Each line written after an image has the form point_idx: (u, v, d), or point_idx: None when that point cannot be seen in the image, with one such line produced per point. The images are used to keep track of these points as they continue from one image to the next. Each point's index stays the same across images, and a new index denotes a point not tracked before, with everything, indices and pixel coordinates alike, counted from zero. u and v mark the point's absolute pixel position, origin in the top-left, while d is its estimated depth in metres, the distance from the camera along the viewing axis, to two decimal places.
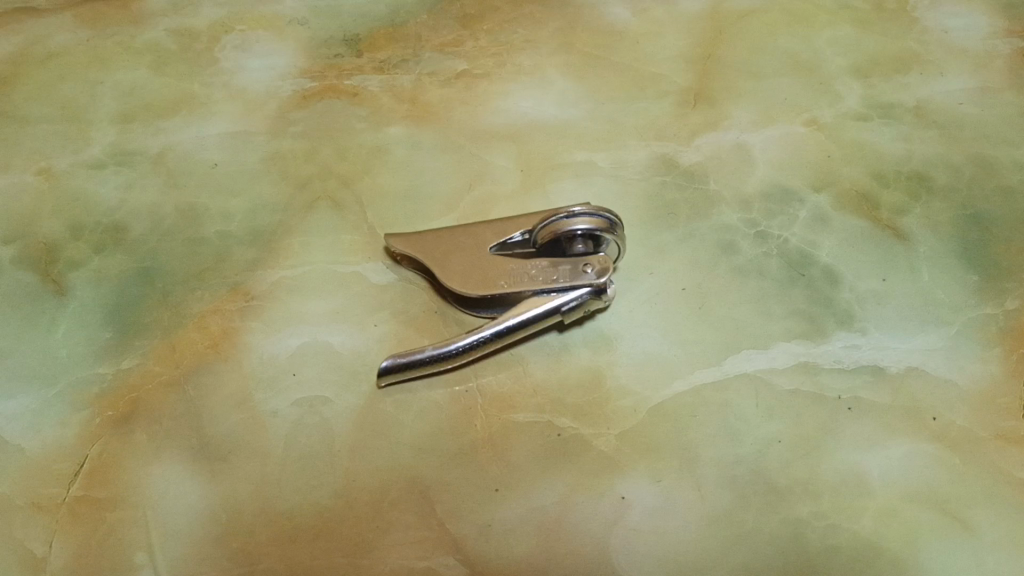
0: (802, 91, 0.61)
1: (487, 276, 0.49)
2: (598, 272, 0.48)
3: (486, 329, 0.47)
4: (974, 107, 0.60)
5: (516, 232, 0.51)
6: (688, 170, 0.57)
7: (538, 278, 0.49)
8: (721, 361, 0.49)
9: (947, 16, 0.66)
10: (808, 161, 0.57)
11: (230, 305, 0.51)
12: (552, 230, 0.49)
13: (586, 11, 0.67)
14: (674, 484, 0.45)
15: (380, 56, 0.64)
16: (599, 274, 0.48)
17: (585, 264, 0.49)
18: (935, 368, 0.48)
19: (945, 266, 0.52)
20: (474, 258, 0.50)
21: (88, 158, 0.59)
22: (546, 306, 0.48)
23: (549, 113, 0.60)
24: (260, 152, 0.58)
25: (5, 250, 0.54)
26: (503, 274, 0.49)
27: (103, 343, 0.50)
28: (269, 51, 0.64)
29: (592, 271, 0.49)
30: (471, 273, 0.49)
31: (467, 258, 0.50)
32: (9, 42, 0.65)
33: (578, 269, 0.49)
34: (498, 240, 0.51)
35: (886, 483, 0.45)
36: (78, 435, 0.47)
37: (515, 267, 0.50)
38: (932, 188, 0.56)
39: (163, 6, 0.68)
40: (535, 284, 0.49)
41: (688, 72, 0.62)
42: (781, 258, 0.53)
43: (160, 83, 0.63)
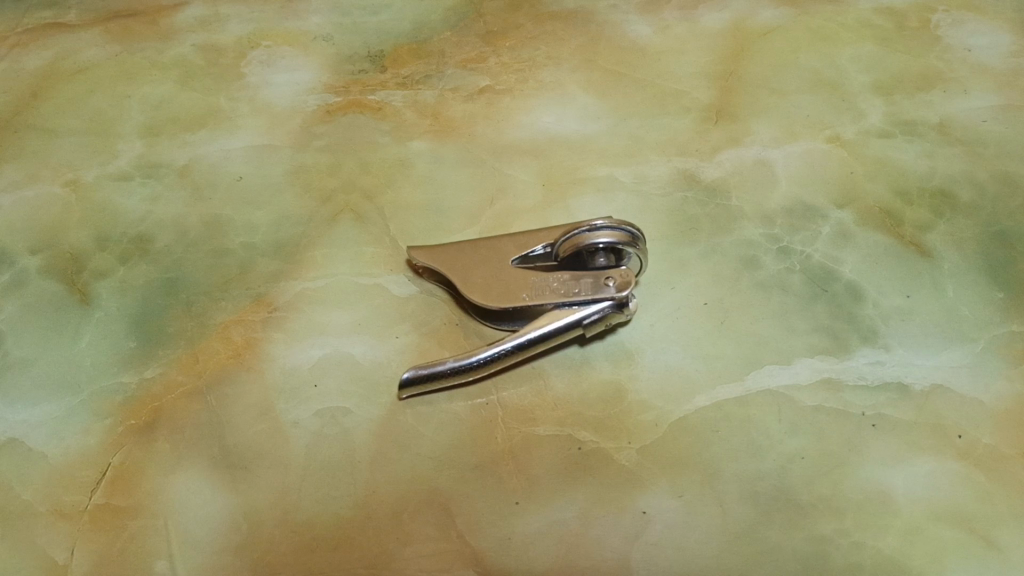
0: (824, 108, 0.61)
1: (510, 288, 0.49)
2: (620, 286, 0.49)
3: (507, 341, 0.47)
4: (998, 125, 0.60)
5: (538, 244, 0.51)
6: (709, 185, 0.57)
7: (560, 291, 0.49)
8: (743, 377, 0.49)
9: (970, 35, 0.65)
10: (830, 177, 0.57)
11: (253, 316, 0.52)
12: (574, 243, 0.49)
13: (609, 28, 0.67)
14: (696, 499, 0.45)
15: (403, 72, 0.64)
16: (620, 287, 0.49)
17: (607, 278, 0.49)
18: (960, 385, 0.48)
19: (970, 283, 0.52)
20: (496, 270, 0.50)
21: (116, 170, 0.60)
22: (567, 319, 0.48)
23: (571, 128, 0.61)
24: (284, 165, 0.59)
25: (33, 260, 0.55)
26: (525, 287, 0.49)
27: (127, 352, 0.50)
28: (294, 66, 0.65)
29: (614, 285, 0.49)
30: (492, 285, 0.49)
31: (489, 270, 0.50)
32: (41, 56, 0.66)
33: (600, 282, 0.49)
34: (519, 253, 0.51)
35: (911, 500, 0.45)
36: (101, 443, 0.47)
37: (536, 280, 0.50)
38: (956, 205, 0.56)
39: (191, 23, 0.69)
40: (556, 296, 0.49)
41: (710, 88, 0.62)
42: (804, 274, 0.53)
43: (186, 97, 0.64)
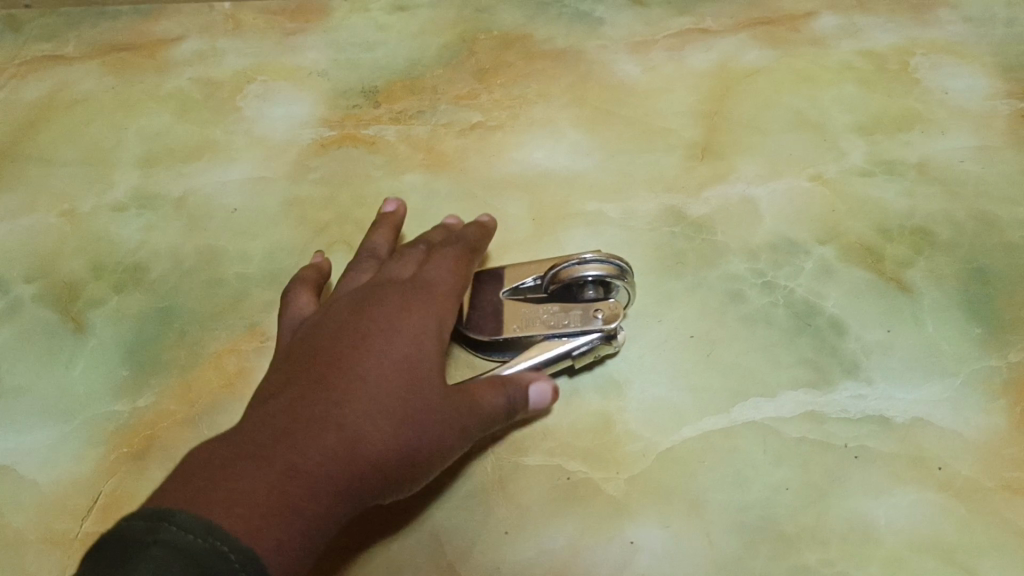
0: (808, 147, 0.63)
1: (500, 320, 0.50)
2: (608, 318, 0.50)
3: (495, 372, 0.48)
4: (975, 165, 0.62)
5: (528, 277, 0.52)
6: (696, 221, 0.58)
7: (549, 322, 0.50)
8: (729, 409, 0.50)
9: (948, 77, 0.67)
10: (813, 215, 0.59)
11: (246, 345, 0.52)
12: (564, 276, 0.51)
13: (598, 66, 0.69)
14: (683, 529, 0.46)
15: (397, 108, 0.66)
16: (608, 319, 0.50)
17: (596, 309, 0.50)
18: (940, 418, 0.49)
19: (949, 318, 0.53)
20: (489, 302, 0.51)
21: (112, 200, 0.60)
22: (555, 350, 0.49)
23: (561, 164, 0.62)
24: (279, 197, 0.60)
25: (28, 289, 0.56)
26: (516, 318, 0.51)
27: (122, 380, 0.51)
28: (290, 100, 0.66)
29: (602, 316, 0.50)
30: (486, 318, 0.51)
31: (483, 303, 0.51)
32: (38, 88, 0.67)
33: (589, 314, 0.50)
34: (512, 285, 0.52)
35: (893, 532, 0.45)
36: (94, 471, 0.48)
37: (527, 311, 0.51)
38: (936, 242, 0.57)
39: (187, 56, 0.70)
40: (545, 327, 0.50)
41: (697, 127, 0.64)
42: (788, 308, 0.54)
43: (182, 129, 0.65)
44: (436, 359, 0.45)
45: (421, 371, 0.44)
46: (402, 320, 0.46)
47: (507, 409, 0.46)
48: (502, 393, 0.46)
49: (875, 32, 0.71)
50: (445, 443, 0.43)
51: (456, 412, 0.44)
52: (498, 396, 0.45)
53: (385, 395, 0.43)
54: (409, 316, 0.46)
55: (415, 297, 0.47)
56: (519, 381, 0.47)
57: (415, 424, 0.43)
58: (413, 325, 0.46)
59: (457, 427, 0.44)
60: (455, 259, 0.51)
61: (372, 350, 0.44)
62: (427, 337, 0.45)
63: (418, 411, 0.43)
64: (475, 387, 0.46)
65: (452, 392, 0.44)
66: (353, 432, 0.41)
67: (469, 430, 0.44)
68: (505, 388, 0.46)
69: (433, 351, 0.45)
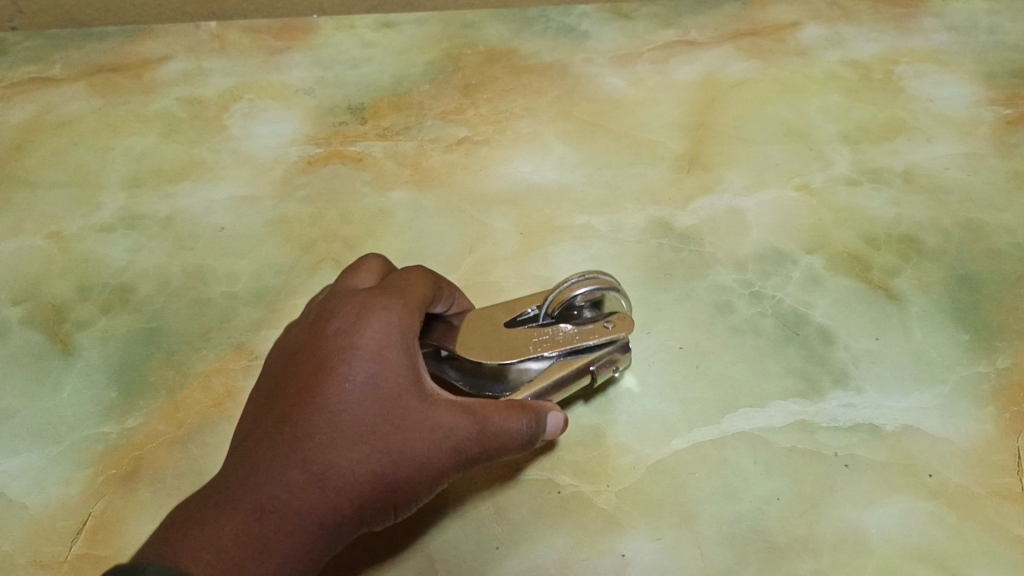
0: (793, 157, 0.63)
1: (511, 345, 0.46)
2: (620, 326, 0.48)
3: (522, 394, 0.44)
4: (961, 172, 0.62)
5: (526, 307, 0.49)
6: (683, 233, 0.58)
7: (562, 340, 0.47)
8: (719, 421, 0.49)
9: (933, 85, 0.68)
10: (800, 224, 0.59)
11: (234, 364, 0.52)
12: (563, 297, 0.48)
13: (584, 80, 0.69)
14: (675, 542, 0.45)
15: (383, 124, 0.66)
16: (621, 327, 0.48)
17: (606, 321, 0.48)
18: (930, 426, 0.49)
19: (937, 325, 0.53)
20: (492, 332, 0.47)
21: (99, 221, 0.60)
22: (576, 366, 0.46)
23: (548, 177, 0.62)
24: (266, 216, 0.60)
25: (15, 311, 0.55)
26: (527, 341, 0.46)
27: (109, 402, 0.51)
28: (277, 119, 0.66)
29: (614, 326, 0.48)
30: (492, 347, 0.46)
31: (482, 334, 0.47)
32: (24, 111, 0.67)
33: (601, 326, 0.48)
34: (509, 316, 0.48)
35: (885, 540, 0.45)
36: (82, 494, 0.47)
37: (533, 335, 0.47)
38: (923, 250, 0.57)
39: (174, 76, 0.70)
40: (558, 345, 0.46)
41: (683, 138, 0.64)
42: (776, 318, 0.54)
43: (169, 149, 0.65)
44: (414, 369, 0.40)
45: (393, 384, 0.39)
46: (365, 328, 0.39)
47: (521, 438, 0.40)
48: (510, 418, 0.40)
49: (859, 42, 0.71)
50: (434, 465, 0.38)
51: (445, 430, 0.38)
52: (504, 419, 0.40)
53: (347, 423, 0.37)
54: (373, 324, 0.39)
55: (377, 301, 0.41)
56: (532, 410, 0.41)
57: (390, 447, 0.37)
58: (376, 335, 0.39)
59: (447, 448, 0.38)
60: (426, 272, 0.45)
61: (331, 372, 0.38)
62: (400, 344, 0.39)
63: (393, 433, 0.38)
64: (471, 403, 0.40)
65: (440, 407, 0.39)
66: (313, 468, 0.36)
67: (467, 450, 0.39)
68: (515, 416, 0.40)
69: (407, 359, 0.39)
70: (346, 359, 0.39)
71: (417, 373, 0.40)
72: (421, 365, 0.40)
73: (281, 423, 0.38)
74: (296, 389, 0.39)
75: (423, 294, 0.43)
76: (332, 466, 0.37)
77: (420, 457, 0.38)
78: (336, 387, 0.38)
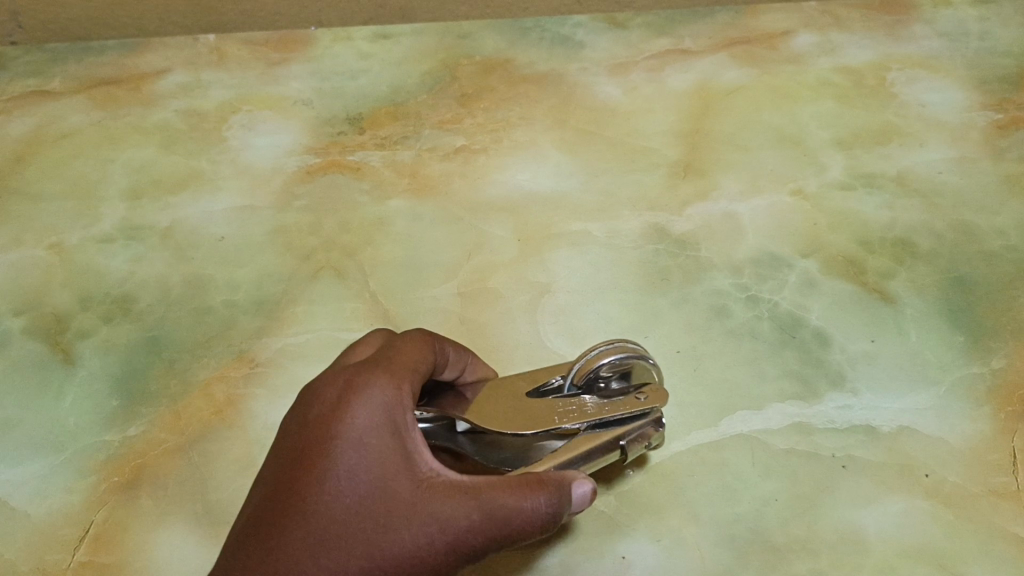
0: (788, 163, 0.64)
1: (537, 416, 0.44)
2: (651, 399, 0.46)
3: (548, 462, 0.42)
4: (953, 176, 0.62)
5: (552, 377, 0.47)
6: (679, 238, 0.59)
7: (590, 411, 0.45)
8: (717, 423, 0.50)
9: (924, 91, 0.68)
10: (795, 229, 0.59)
11: (235, 372, 0.53)
12: (589, 367, 0.46)
13: (579, 89, 0.69)
14: (674, 544, 0.46)
15: (381, 134, 0.66)
16: (652, 400, 0.46)
17: (637, 394, 0.46)
18: (925, 426, 0.50)
19: (932, 327, 0.54)
20: (512, 404, 0.45)
21: (99, 232, 0.61)
22: (605, 438, 0.44)
23: (545, 185, 0.62)
24: (266, 225, 0.60)
25: (16, 321, 0.56)
26: (554, 412, 0.44)
27: (111, 411, 0.51)
28: (276, 130, 0.67)
29: (645, 398, 0.46)
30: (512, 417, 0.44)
31: (501, 404, 0.44)
32: (24, 123, 0.68)
33: (631, 399, 0.46)
34: (531, 386, 0.46)
35: (883, 540, 0.46)
36: (84, 502, 0.48)
37: (558, 408, 0.45)
38: (916, 253, 0.58)
39: (172, 89, 0.70)
40: (585, 417, 0.44)
41: (678, 145, 0.65)
42: (772, 321, 0.54)
43: (169, 160, 0.65)
44: (405, 451, 0.38)
45: (381, 472, 0.37)
46: (347, 414, 0.37)
47: (540, 515, 0.37)
48: (523, 497, 0.37)
49: (851, 49, 0.72)
50: (430, 559, 0.36)
51: (441, 520, 0.36)
52: (516, 499, 0.37)
53: (332, 517, 0.36)
54: (358, 408, 0.37)
55: (360, 379, 0.38)
56: (548, 485, 0.38)
57: (381, 542, 0.36)
58: (360, 420, 0.37)
59: (445, 538, 0.36)
60: (426, 334, 0.43)
61: (313, 467, 0.37)
62: (386, 427, 0.37)
63: (381, 526, 0.36)
64: (477, 483, 0.37)
65: (436, 492, 0.37)
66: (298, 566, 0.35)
67: (470, 538, 0.36)
68: (534, 492, 0.37)
69: (395, 442, 0.37)
70: (329, 446, 0.37)
71: (409, 456, 0.38)
72: (415, 444, 0.38)
73: (267, 515, 0.36)
74: (281, 477, 0.37)
75: (419, 361, 0.41)
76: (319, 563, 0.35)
77: (413, 550, 0.36)
78: (319, 483, 0.36)
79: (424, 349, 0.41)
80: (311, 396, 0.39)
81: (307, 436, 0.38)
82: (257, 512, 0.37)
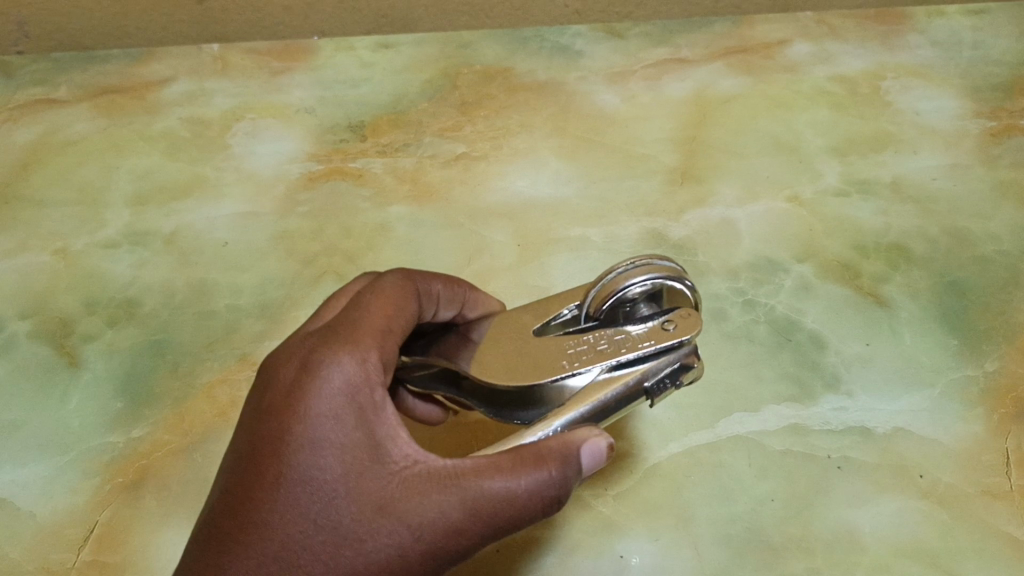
0: (784, 169, 0.64)
1: (544, 360, 0.40)
2: (680, 328, 0.40)
3: (554, 421, 0.38)
4: (947, 183, 0.63)
5: (564, 307, 0.43)
6: (677, 243, 0.60)
7: (607, 350, 0.40)
8: (714, 425, 0.50)
9: (918, 99, 0.69)
10: (791, 234, 0.60)
11: (238, 375, 0.53)
12: (609, 290, 0.41)
13: (578, 97, 0.70)
14: (672, 543, 0.46)
15: (383, 141, 0.67)
16: (681, 330, 0.40)
17: (664, 321, 0.40)
18: (920, 427, 0.50)
19: (926, 331, 0.55)
20: (518, 346, 0.41)
21: (104, 237, 0.62)
22: (624, 383, 0.39)
23: (544, 191, 0.63)
24: (269, 231, 0.61)
25: (22, 325, 0.56)
26: (562, 354, 0.40)
27: (116, 413, 0.52)
28: (279, 137, 0.68)
29: (673, 328, 0.40)
30: (517, 360, 0.40)
31: (506, 344, 0.41)
32: (30, 131, 0.69)
33: (659, 329, 0.40)
34: (541, 322, 0.42)
35: (878, 539, 0.46)
36: (89, 502, 0.48)
37: (570, 347, 0.40)
38: (911, 258, 0.59)
39: (177, 97, 0.71)
40: (602, 358, 0.39)
41: (675, 152, 0.66)
42: (769, 324, 0.55)
43: (173, 167, 0.66)
44: (376, 437, 0.36)
45: (349, 463, 0.35)
46: (308, 401, 0.36)
47: (537, 495, 0.35)
48: (513, 478, 0.35)
49: (846, 58, 0.73)
50: (415, 552, 0.34)
51: (425, 509, 0.35)
52: (504, 481, 0.35)
53: (300, 515, 0.35)
54: (317, 397, 0.36)
55: (318, 359, 0.37)
56: (551, 460, 0.35)
57: (360, 537, 0.34)
58: (321, 406, 0.36)
59: (430, 528, 0.34)
60: (400, 286, 0.40)
61: (278, 461, 0.35)
62: (349, 411, 0.36)
63: (357, 521, 0.34)
64: (462, 467, 0.35)
65: (414, 481, 0.35)
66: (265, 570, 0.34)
67: (458, 526, 0.35)
68: (527, 471, 0.35)
69: (363, 428, 0.36)
70: (290, 439, 0.36)
71: (380, 442, 0.36)
72: (389, 426, 0.36)
73: (228, 517, 0.35)
74: (242, 475, 0.36)
75: (388, 325, 0.39)
76: (289, 565, 0.34)
77: (396, 544, 0.34)
78: (285, 477, 0.35)
79: (394, 309, 0.39)
80: (271, 382, 0.38)
81: (267, 427, 0.36)
82: (218, 513, 0.36)
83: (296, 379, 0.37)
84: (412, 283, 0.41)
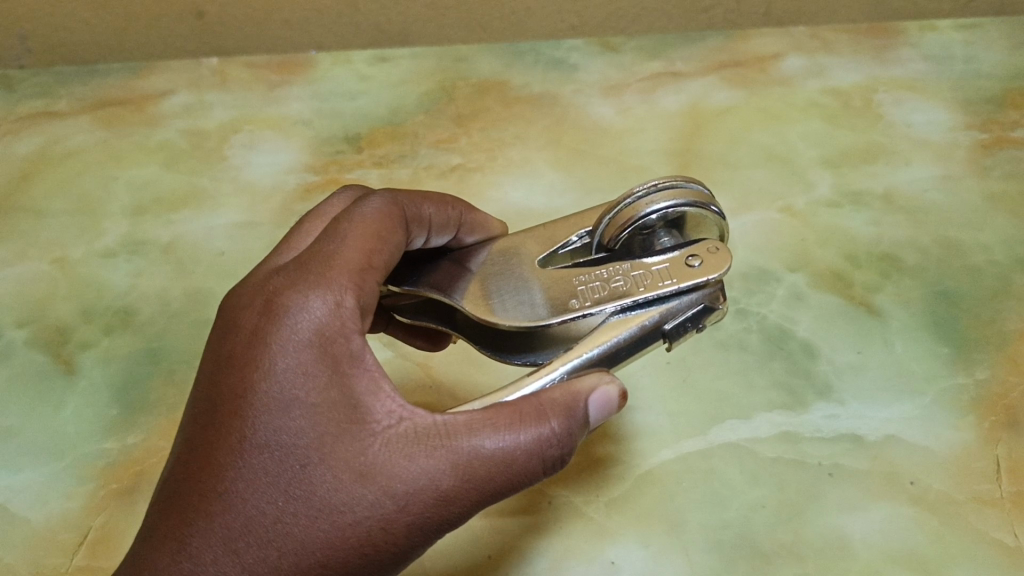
0: (776, 180, 0.65)
1: (550, 296, 0.40)
2: (706, 265, 0.40)
3: (558, 366, 0.38)
4: (939, 194, 0.64)
5: (573, 234, 0.43)
6: None
7: (622, 287, 0.40)
8: (706, 431, 0.51)
9: (911, 111, 0.70)
10: (783, 245, 0.60)
11: None
12: (632, 215, 0.41)
13: (573, 110, 0.71)
14: (663, 549, 0.47)
15: (379, 152, 0.68)
16: (706, 267, 0.40)
17: (689, 256, 0.40)
18: (911, 436, 0.50)
19: (918, 339, 0.55)
20: (515, 278, 0.41)
21: (102, 247, 0.62)
22: (638, 324, 0.39)
23: (538, 203, 0.64)
24: (265, 241, 0.62)
25: (20, 333, 0.57)
26: (569, 292, 0.40)
27: (110, 419, 0.52)
28: (276, 148, 0.68)
29: (698, 263, 0.40)
30: (517, 292, 0.41)
31: (499, 280, 0.41)
32: (31, 143, 0.70)
33: (683, 263, 0.40)
34: (547, 252, 0.43)
35: (868, 544, 0.47)
36: (83, 507, 0.48)
37: (583, 284, 0.40)
38: (903, 268, 0.59)
39: (175, 109, 0.72)
40: (616, 298, 0.39)
41: (669, 164, 0.66)
42: (760, 333, 0.55)
43: (171, 178, 0.67)
44: (353, 394, 0.34)
45: (327, 425, 0.34)
46: (278, 357, 0.34)
47: (537, 454, 0.34)
48: (510, 437, 0.34)
49: (839, 72, 0.74)
50: (402, 521, 0.33)
51: (414, 474, 0.33)
52: (498, 440, 0.34)
53: (272, 483, 0.33)
54: (287, 350, 0.34)
55: (289, 306, 0.35)
56: (552, 414, 0.34)
57: (341, 506, 0.33)
58: (291, 361, 0.34)
59: (418, 494, 0.33)
60: (383, 213, 0.39)
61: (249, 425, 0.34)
62: (325, 367, 0.34)
63: (335, 488, 0.33)
64: (451, 428, 0.34)
65: (399, 443, 0.34)
66: (232, 543, 0.32)
67: (449, 491, 0.33)
68: (524, 428, 0.34)
69: (339, 383, 0.34)
70: (258, 399, 0.34)
71: (359, 399, 0.34)
72: (369, 381, 0.35)
73: (193, 485, 0.33)
74: (205, 440, 0.34)
75: (367, 261, 0.37)
76: (261, 537, 0.32)
77: (379, 512, 0.33)
78: (258, 441, 0.33)
79: (374, 241, 0.38)
80: (236, 330, 0.36)
81: (232, 384, 0.35)
82: (179, 482, 0.34)
83: (266, 329, 0.35)
84: (397, 208, 0.40)
